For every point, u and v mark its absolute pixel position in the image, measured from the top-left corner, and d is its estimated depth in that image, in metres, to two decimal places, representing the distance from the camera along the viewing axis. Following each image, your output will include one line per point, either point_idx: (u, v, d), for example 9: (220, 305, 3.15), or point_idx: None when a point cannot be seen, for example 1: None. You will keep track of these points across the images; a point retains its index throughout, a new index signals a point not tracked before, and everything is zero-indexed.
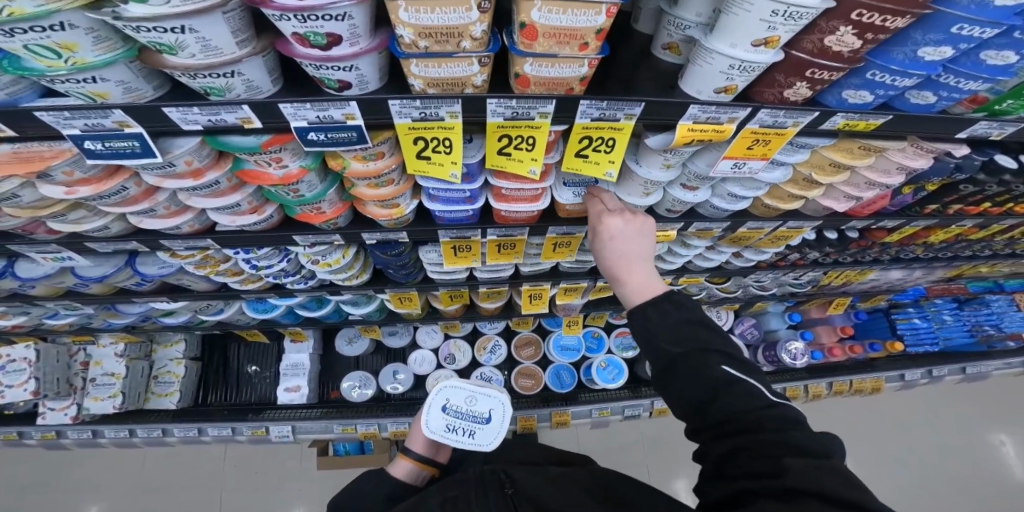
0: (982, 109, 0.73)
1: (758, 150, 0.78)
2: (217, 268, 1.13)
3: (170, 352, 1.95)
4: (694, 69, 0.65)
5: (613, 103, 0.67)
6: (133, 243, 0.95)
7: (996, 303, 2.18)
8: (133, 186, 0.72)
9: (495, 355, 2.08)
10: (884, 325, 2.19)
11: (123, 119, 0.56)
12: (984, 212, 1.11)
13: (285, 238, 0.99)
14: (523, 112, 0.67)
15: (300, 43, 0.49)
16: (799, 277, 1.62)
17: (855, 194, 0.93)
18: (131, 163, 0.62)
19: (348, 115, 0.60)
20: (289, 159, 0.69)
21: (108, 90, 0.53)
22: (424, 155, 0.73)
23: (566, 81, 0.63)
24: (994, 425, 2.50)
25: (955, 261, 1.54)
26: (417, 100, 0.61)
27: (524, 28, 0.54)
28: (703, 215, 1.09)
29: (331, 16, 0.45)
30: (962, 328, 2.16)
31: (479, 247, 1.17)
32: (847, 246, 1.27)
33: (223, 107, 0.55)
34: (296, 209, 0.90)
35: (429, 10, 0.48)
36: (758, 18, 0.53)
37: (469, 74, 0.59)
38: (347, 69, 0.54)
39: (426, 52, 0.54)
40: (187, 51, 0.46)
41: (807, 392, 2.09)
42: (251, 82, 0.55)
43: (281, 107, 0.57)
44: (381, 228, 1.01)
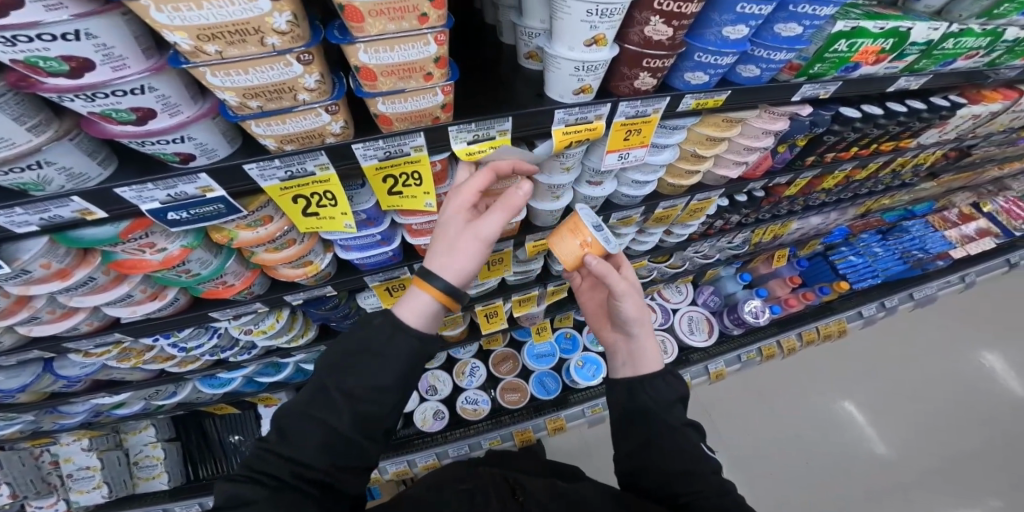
0: (800, 75, 0.78)
1: (635, 139, 0.81)
2: (142, 358, 1.08)
3: (142, 437, 1.80)
4: (550, 74, 0.68)
5: (478, 122, 0.69)
6: (35, 351, 0.89)
7: (913, 227, 2.31)
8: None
9: (476, 377, 2.09)
10: (826, 269, 2.27)
11: None
12: (856, 155, 1.19)
13: (203, 317, 0.95)
14: (396, 149, 0.67)
15: (108, 121, 0.49)
16: (733, 240, 1.68)
17: (739, 160, 0.98)
18: None
19: (204, 188, 0.60)
20: (164, 242, 0.67)
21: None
22: (311, 211, 0.72)
23: (426, 111, 0.64)
24: (956, 343, 2.63)
25: (860, 198, 1.65)
26: (276, 159, 0.60)
27: (359, 70, 0.55)
28: (619, 205, 1.11)
29: (126, 89, 0.45)
30: (895, 257, 2.27)
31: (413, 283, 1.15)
32: (759, 205, 1.32)
33: (53, 200, 0.54)
34: (201, 287, 0.87)
35: (243, 72, 0.47)
36: (578, 19, 0.57)
37: (322, 124, 0.59)
38: (180, 141, 0.53)
39: (262, 112, 0.53)
40: None
41: (783, 347, 2.18)
42: (72, 169, 0.53)
43: (119, 192, 0.56)
44: (303, 286, 0.99)
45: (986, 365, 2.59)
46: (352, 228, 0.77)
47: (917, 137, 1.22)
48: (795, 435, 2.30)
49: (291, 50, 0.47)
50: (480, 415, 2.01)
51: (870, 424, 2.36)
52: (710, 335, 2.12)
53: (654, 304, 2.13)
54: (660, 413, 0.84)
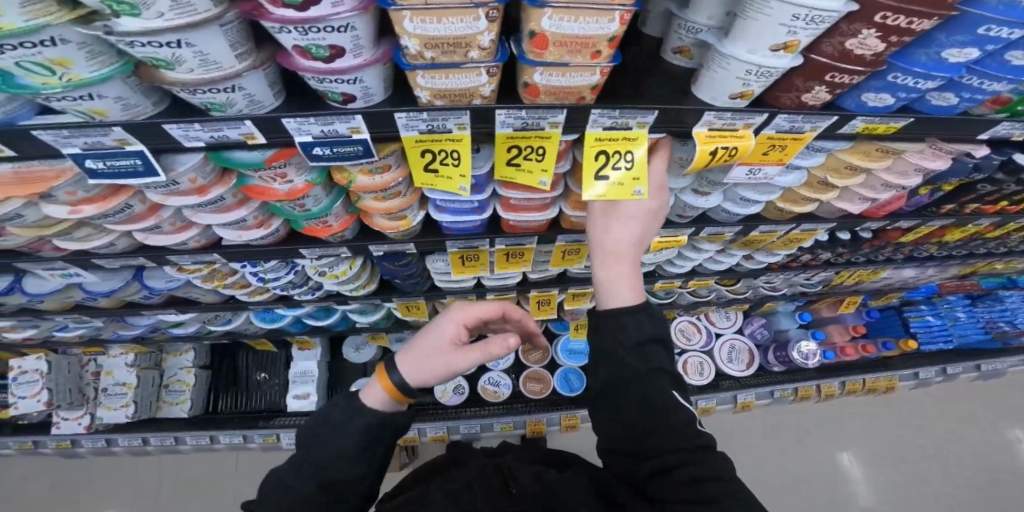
0: (1003, 111, 0.72)
1: (774, 155, 0.75)
2: (224, 281, 1.13)
3: (180, 360, 1.92)
4: (708, 74, 0.60)
5: (625, 111, 0.64)
6: (140, 258, 0.93)
7: (1010, 298, 2.13)
8: (137, 204, 0.71)
9: (504, 359, 2.05)
10: (897, 323, 2.15)
11: (123, 137, 0.55)
12: (1002, 211, 1.10)
13: (292, 252, 0.97)
14: (534, 122, 0.64)
15: (303, 55, 0.48)
16: (810, 277, 1.58)
17: (866, 195, 0.91)
18: (135, 183, 0.61)
19: (353, 129, 0.60)
20: (294, 174, 0.68)
21: (106, 108, 0.51)
22: (432, 167, 0.71)
23: (576, 89, 0.58)
24: (1016, 424, 2.45)
25: (971, 258, 1.51)
26: (424, 112, 0.59)
27: (533, 36, 0.50)
28: (715, 221, 1.03)
29: (339, 27, 0.44)
30: (976, 325, 2.13)
31: (486, 256, 1.13)
32: (861, 246, 1.23)
33: (227, 122, 0.55)
34: (302, 223, 0.89)
35: (435, 21, 0.46)
36: (777, 22, 0.48)
37: (477, 84, 0.57)
38: (351, 82, 0.53)
39: (433, 63, 0.52)
40: (185, 66, 0.45)
41: (819, 392, 2.06)
42: (253, 97, 0.54)
43: (283, 123, 0.57)
44: (389, 239, 1.00)
45: None
46: (465, 193, 0.74)
47: None
48: (816, 474, 2.24)
49: (485, 6, 0.45)
50: (499, 399, 2.02)
51: (903, 486, 2.26)
52: (748, 367, 2.05)
53: (699, 324, 2.07)
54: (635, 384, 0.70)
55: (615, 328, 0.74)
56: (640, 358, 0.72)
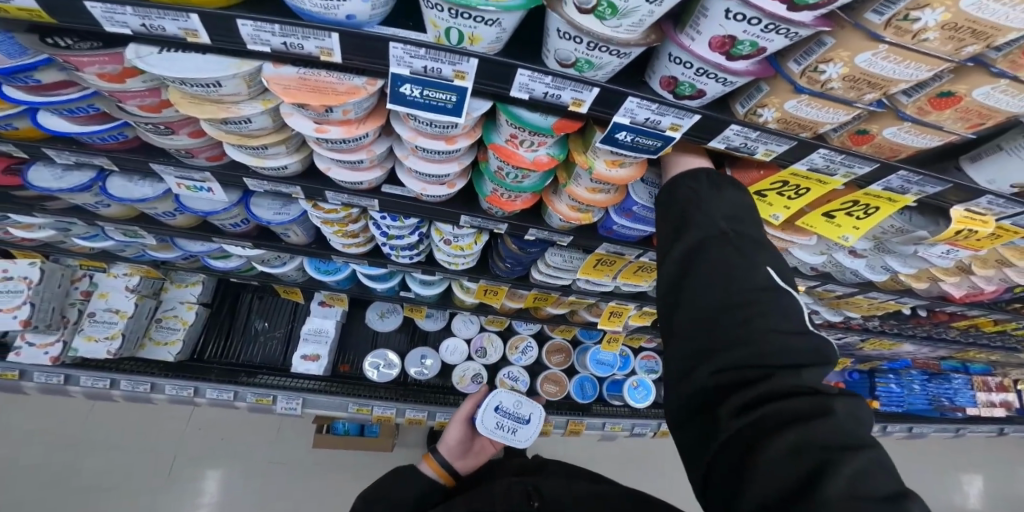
0: None
1: (983, 242, 0.77)
2: (344, 229, 1.10)
3: (183, 293, 1.88)
4: (1007, 159, 0.59)
5: (924, 179, 0.62)
6: (296, 188, 0.90)
7: (955, 380, 2.52)
8: (371, 135, 0.69)
9: (526, 356, 2.05)
10: (867, 386, 2.44)
11: (468, 70, 0.53)
12: None
13: (451, 216, 0.96)
14: (833, 167, 0.63)
15: (719, 46, 0.47)
16: (838, 338, 1.74)
17: (983, 285, 1.01)
18: (428, 116, 0.60)
19: (675, 125, 0.60)
20: (545, 144, 0.68)
21: (483, 36, 0.49)
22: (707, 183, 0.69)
23: (905, 148, 0.58)
24: (936, 488, 2.83)
25: (970, 346, 1.74)
26: (756, 131, 0.59)
27: (944, 96, 0.48)
28: (838, 279, 1.10)
29: (790, 33, 0.44)
30: (926, 397, 2.45)
31: (621, 264, 1.18)
32: (906, 320, 1.51)
33: (577, 83, 0.54)
34: (488, 189, 0.86)
35: (895, 61, 0.44)
36: None
37: (827, 121, 0.56)
38: (721, 81, 0.53)
39: (824, 92, 0.50)
40: (624, 21, 0.43)
41: None
42: (620, 67, 0.53)
43: (625, 100, 0.57)
44: (548, 226, 0.98)
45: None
46: None
47: None
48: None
49: (945, 55, 0.42)
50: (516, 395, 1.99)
51: None
52: None
53: None
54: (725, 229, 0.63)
55: (695, 202, 0.65)
56: (728, 219, 0.64)
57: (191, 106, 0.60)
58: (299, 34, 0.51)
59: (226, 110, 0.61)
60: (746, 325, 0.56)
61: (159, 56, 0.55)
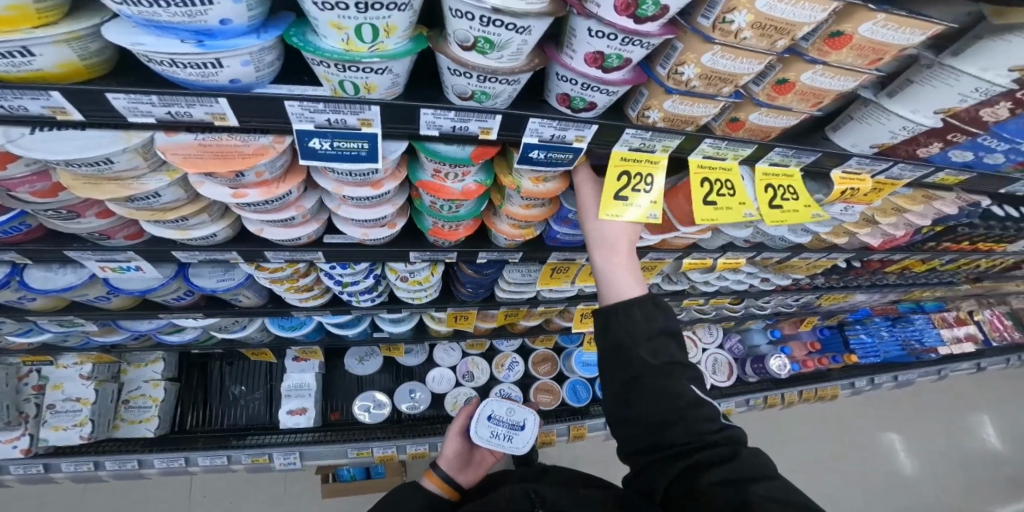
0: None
1: (869, 197, 0.89)
2: (297, 283, 1.15)
3: (145, 372, 1.80)
4: (857, 126, 0.72)
5: (797, 150, 0.73)
6: (234, 252, 0.93)
7: (917, 320, 2.66)
8: (295, 191, 0.73)
9: (513, 371, 2.09)
10: (840, 341, 2.56)
11: (371, 116, 0.58)
12: (948, 248, 1.47)
13: (401, 254, 1.02)
14: (723, 152, 0.72)
15: (592, 62, 0.55)
16: (795, 300, 1.86)
17: (893, 231, 1.14)
18: (344, 165, 0.64)
19: (579, 137, 0.68)
20: (471, 173, 0.75)
21: (378, 84, 0.54)
22: (620, 193, 0.75)
23: (771, 129, 0.69)
24: (932, 429, 2.92)
25: (913, 286, 1.89)
26: (649, 131, 0.68)
27: (781, 83, 0.58)
28: (770, 247, 1.20)
29: (645, 44, 0.53)
30: (897, 342, 2.58)
31: (575, 270, 1.27)
32: (849, 273, 1.64)
33: (480, 113, 0.61)
34: (430, 223, 0.93)
35: (731, 58, 0.53)
36: (957, 92, 0.60)
37: (704, 114, 0.65)
38: (606, 92, 0.61)
39: (690, 90, 0.59)
40: (502, 53, 0.50)
41: (783, 400, 2.31)
42: (514, 93, 0.60)
43: (529, 122, 0.64)
44: (497, 247, 1.07)
45: (953, 451, 2.87)
46: (652, 221, 0.75)
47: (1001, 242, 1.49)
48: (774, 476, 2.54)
49: (768, 50, 0.52)
50: None
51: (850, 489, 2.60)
52: (730, 377, 2.24)
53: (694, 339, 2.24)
54: (653, 354, 0.77)
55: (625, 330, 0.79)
56: (654, 350, 0.77)
57: (88, 187, 0.60)
58: (183, 103, 0.53)
59: (126, 187, 0.62)
60: (682, 430, 0.72)
61: (35, 137, 0.55)
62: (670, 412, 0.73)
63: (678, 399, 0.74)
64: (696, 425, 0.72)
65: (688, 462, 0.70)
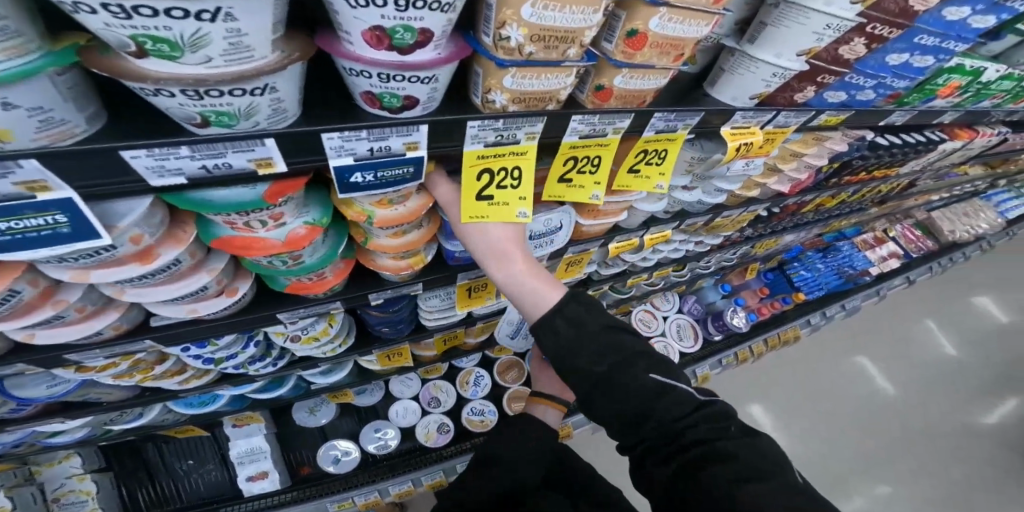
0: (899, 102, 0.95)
1: (764, 149, 0.82)
2: (151, 373, 0.93)
3: (65, 469, 1.39)
4: (730, 77, 0.66)
5: (679, 113, 0.63)
6: (18, 365, 0.71)
7: (844, 247, 2.75)
8: (24, 288, 0.53)
9: (480, 386, 1.93)
10: (784, 281, 2.58)
11: (35, 177, 0.39)
12: (852, 180, 1.48)
13: (266, 319, 0.83)
14: (599, 128, 0.60)
15: (379, 43, 0.40)
16: (733, 254, 1.83)
17: (797, 177, 1.07)
18: (48, 250, 0.44)
19: (410, 143, 0.53)
20: (289, 215, 0.58)
21: (10, 127, 0.35)
22: (486, 194, 0.64)
23: (644, 93, 0.58)
24: (886, 346, 3.05)
25: (831, 218, 1.93)
26: (500, 119, 0.54)
27: (632, 36, 0.48)
28: (691, 214, 1.12)
29: (440, 5, 0.38)
30: (833, 272, 2.65)
31: (494, 283, 1.12)
32: (772, 220, 1.61)
33: (238, 141, 0.43)
34: (284, 280, 0.75)
35: (557, 8, 0.40)
36: (811, 31, 0.57)
37: (560, 86, 0.52)
38: (424, 80, 0.46)
39: (528, 60, 0.46)
40: (205, 53, 0.33)
41: (754, 351, 2.36)
42: (282, 105, 0.43)
43: (323, 139, 0.48)
44: (391, 284, 0.89)
45: (906, 361, 3.02)
46: (523, 219, 0.69)
47: (898, 166, 1.52)
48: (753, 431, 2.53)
49: None
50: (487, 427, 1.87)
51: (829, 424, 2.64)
52: (697, 341, 2.18)
53: (655, 311, 2.16)
54: (602, 362, 0.71)
55: (559, 344, 0.72)
56: (600, 357, 0.71)
57: None
58: None
59: None
60: (656, 429, 0.72)
61: None
62: (638, 415, 0.73)
63: (642, 402, 0.72)
64: (666, 420, 0.72)
65: (672, 459, 0.72)
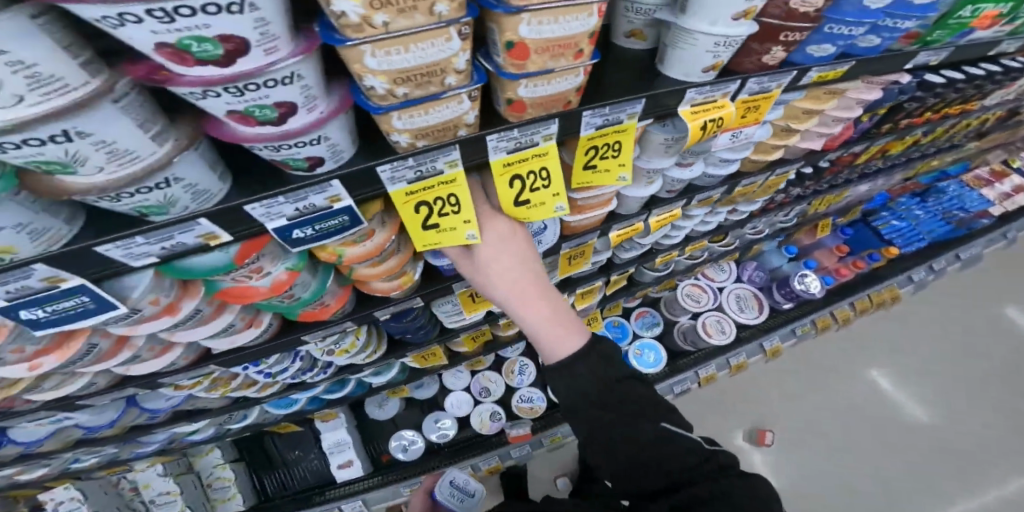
0: (919, 43, 0.82)
1: (752, 117, 0.76)
2: (230, 387, 1.00)
3: (209, 460, 1.49)
4: (678, 53, 0.60)
5: (613, 107, 0.60)
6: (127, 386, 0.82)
7: (949, 188, 2.19)
8: (101, 339, 0.62)
9: (526, 375, 1.73)
10: (869, 235, 2.13)
11: (51, 274, 0.42)
12: (928, 119, 1.31)
13: (294, 341, 0.86)
14: (525, 139, 0.57)
15: (246, 122, 0.36)
16: (788, 215, 1.68)
17: (827, 131, 1.00)
18: (88, 321, 0.51)
19: (208, 236, 0.46)
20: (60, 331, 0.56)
21: (7, 246, 0.37)
22: (431, 222, 0.61)
23: (562, 95, 0.53)
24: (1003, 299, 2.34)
25: (911, 162, 1.71)
26: (410, 159, 0.50)
27: (510, 47, 0.44)
28: (702, 188, 1.05)
29: (283, 79, 0.33)
30: (935, 218, 2.15)
31: None
32: (823, 177, 1.42)
33: (11, 272, 0.40)
34: (297, 311, 0.78)
35: (405, 51, 0.36)
36: (704, 49, 0.58)
37: (460, 113, 0.48)
38: (167, 185, 0.37)
39: (408, 101, 0.42)
40: (90, 166, 0.31)
41: (835, 319, 2.03)
42: (196, 186, 0.40)
43: (103, 251, 0.43)
44: (392, 300, 0.88)
45: None
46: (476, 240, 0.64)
47: (985, 96, 1.34)
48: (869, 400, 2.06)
49: (459, 19, 0.36)
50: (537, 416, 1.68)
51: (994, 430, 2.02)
52: (761, 312, 1.93)
53: (702, 284, 1.94)
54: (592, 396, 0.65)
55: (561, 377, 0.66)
56: (608, 403, 0.64)
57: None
58: None
59: None
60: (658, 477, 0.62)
61: None
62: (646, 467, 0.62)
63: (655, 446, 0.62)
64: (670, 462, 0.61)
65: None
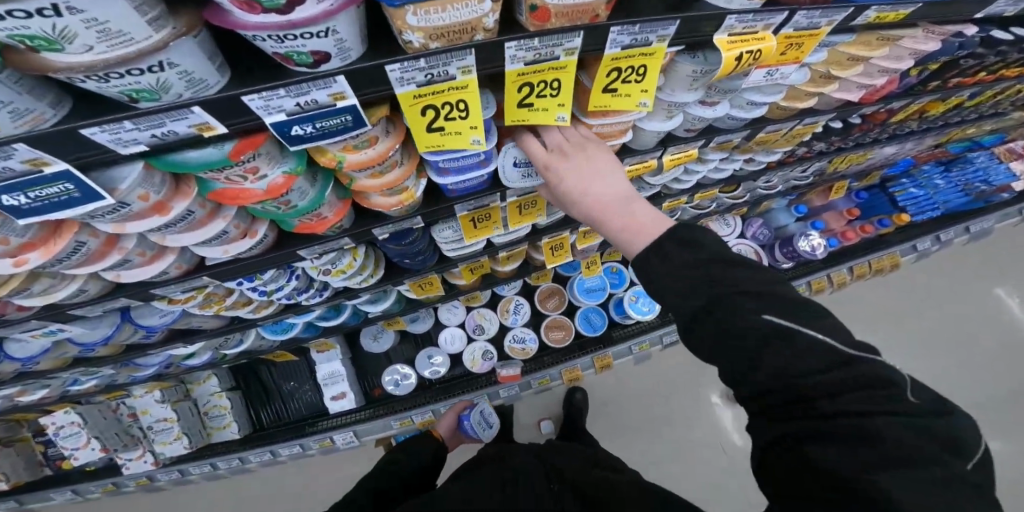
0: None
1: (791, 54, 0.69)
2: (225, 304, 0.95)
3: (208, 387, 1.55)
4: None
5: (645, 24, 0.54)
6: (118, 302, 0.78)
7: (979, 159, 2.07)
8: (90, 238, 0.57)
9: (520, 314, 1.75)
10: (884, 201, 2.08)
11: (34, 157, 0.41)
12: (979, 80, 1.21)
13: (291, 255, 0.83)
14: (546, 51, 0.53)
15: (249, 7, 0.34)
16: (805, 171, 1.61)
17: (868, 82, 0.93)
18: (74, 212, 0.48)
19: (200, 126, 0.44)
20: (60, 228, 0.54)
21: None
22: (435, 126, 0.58)
23: (591, 6, 0.48)
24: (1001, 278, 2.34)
25: (947, 128, 1.61)
26: (420, 59, 0.47)
27: None
28: (723, 129, 0.99)
29: None
30: (956, 189, 2.07)
31: (499, 213, 1.02)
32: (851, 133, 1.34)
33: None
34: (293, 221, 0.75)
35: None
36: None
37: (479, 16, 0.44)
38: (161, 68, 0.37)
39: None
40: (80, 43, 0.31)
41: (830, 281, 2.04)
42: (187, 72, 0.39)
43: (90, 133, 0.41)
44: (390, 219, 0.87)
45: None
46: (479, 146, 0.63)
47: None
48: None
49: None
50: (528, 356, 1.74)
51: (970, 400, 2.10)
52: None
53: None
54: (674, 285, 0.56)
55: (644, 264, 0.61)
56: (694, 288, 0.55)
57: None
58: None
59: None
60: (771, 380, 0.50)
61: None
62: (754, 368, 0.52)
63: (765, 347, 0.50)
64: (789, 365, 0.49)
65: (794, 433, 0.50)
